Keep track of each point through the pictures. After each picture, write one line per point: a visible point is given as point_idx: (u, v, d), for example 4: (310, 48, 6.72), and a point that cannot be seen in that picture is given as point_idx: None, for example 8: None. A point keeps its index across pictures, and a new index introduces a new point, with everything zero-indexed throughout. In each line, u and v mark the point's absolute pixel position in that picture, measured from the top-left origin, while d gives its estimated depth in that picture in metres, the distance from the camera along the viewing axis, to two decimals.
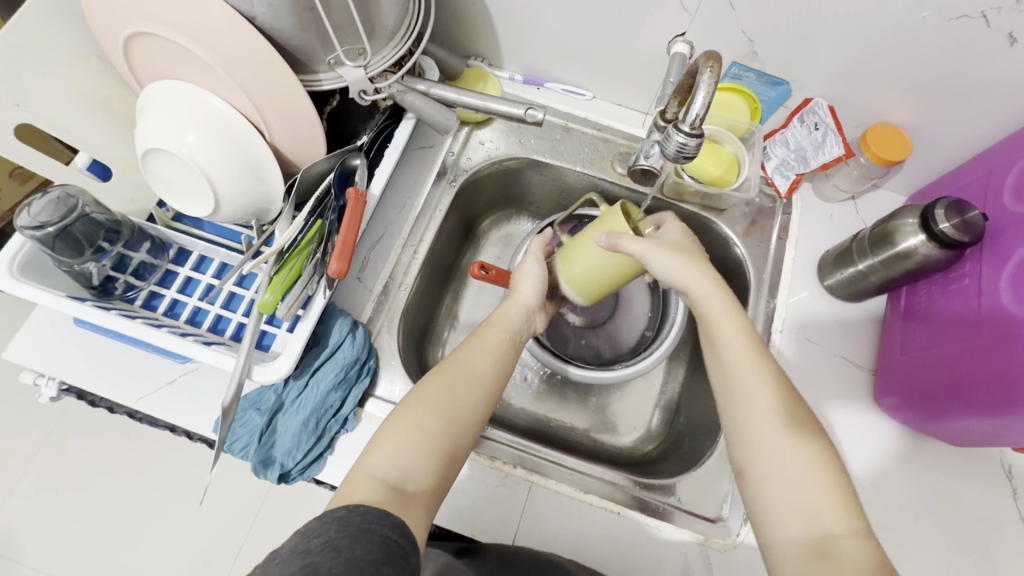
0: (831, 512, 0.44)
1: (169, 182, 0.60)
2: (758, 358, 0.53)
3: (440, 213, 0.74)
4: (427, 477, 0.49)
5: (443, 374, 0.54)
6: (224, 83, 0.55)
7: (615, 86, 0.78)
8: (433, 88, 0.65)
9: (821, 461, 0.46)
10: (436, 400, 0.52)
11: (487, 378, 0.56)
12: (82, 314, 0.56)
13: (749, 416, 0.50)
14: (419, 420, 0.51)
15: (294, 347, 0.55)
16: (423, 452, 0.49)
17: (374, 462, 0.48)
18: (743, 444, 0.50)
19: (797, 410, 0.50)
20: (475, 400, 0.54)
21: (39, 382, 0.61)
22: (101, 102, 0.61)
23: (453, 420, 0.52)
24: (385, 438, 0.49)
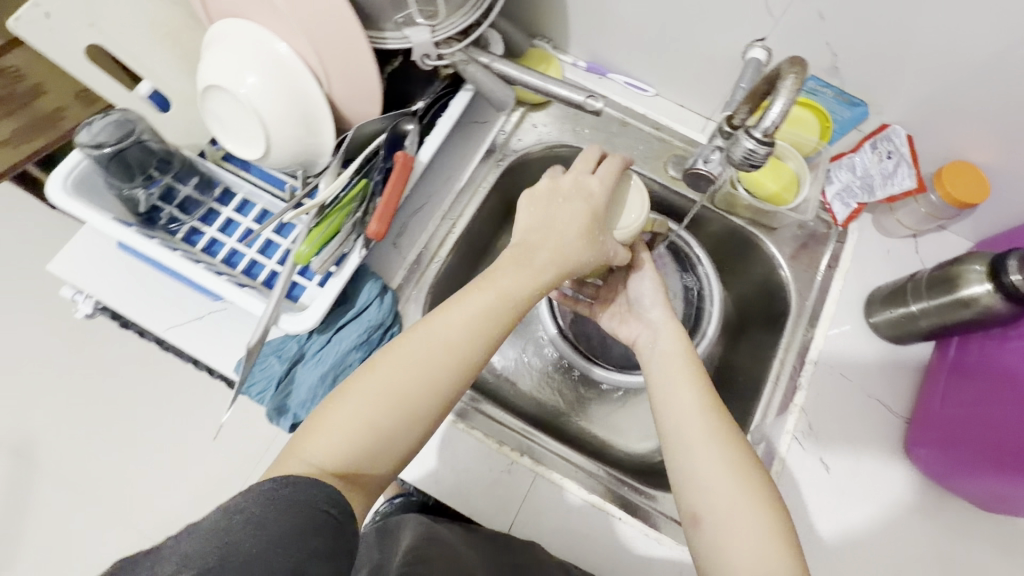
0: (783, 562, 0.44)
1: (222, 121, 0.60)
2: (711, 405, 0.53)
3: (482, 191, 0.73)
4: (375, 469, 0.46)
5: (407, 351, 0.49)
6: (290, 28, 0.55)
7: (681, 86, 0.75)
8: (495, 62, 0.64)
9: (772, 513, 0.46)
10: (391, 385, 0.47)
11: (466, 352, 0.50)
12: (125, 238, 0.57)
13: (709, 464, 0.49)
14: (371, 407, 0.47)
15: (323, 302, 0.56)
16: (372, 444, 0.46)
17: (312, 447, 0.45)
18: (693, 491, 0.49)
19: (750, 457, 0.50)
20: (447, 380, 0.49)
21: (77, 298, 0.67)
22: (171, 34, 0.61)
23: (413, 408, 0.48)
24: (327, 422, 0.46)
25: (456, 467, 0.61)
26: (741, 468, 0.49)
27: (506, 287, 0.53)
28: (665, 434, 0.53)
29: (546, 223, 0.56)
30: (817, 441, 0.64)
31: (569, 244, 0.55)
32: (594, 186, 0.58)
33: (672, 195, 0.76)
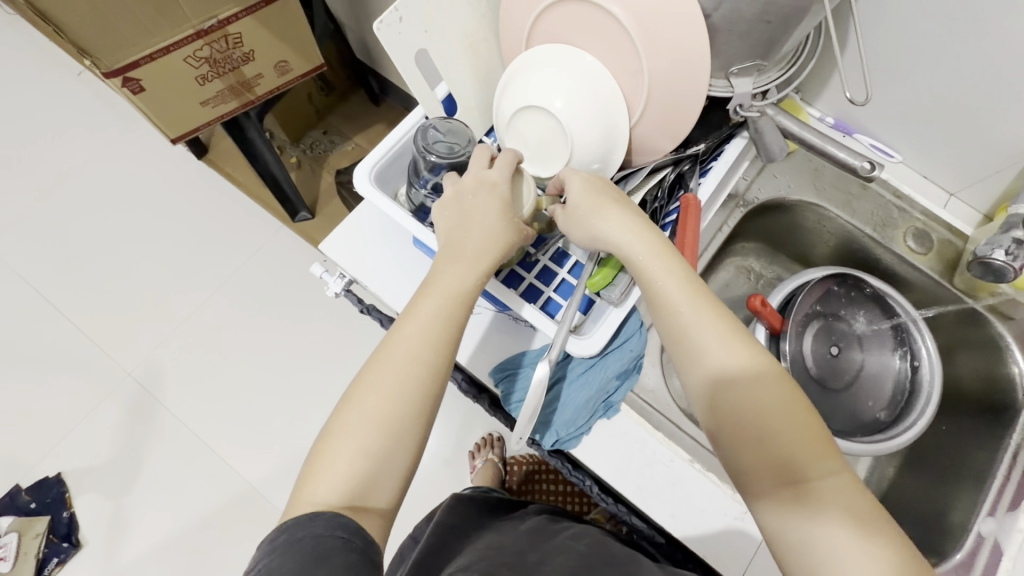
0: (812, 461, 0.44)
1: (525, 141, 0.62)
2: (705, 309, 0.49)
3: (724, 233, 0.76)
4: (379, 496, 0.49)
5: (379, 382, 0.51)
6: (626, 58, 0.57)
7: (934, 159, 0.74)
8: (779, 116, 0.64)
9: (793, 416, 0.45)
10: (372, 412, 0.50)
11: (432, 356, 0.52)
12: (424, 238, 0.60)
13: (722, 378, 0.47)
14: (357, 438, 0.49)
15: (608, 328, 0.58)
16: (371, 471, 0.49)
17: (314, 489, 0.48)
18: (710, 409, 0.48)
19: (760, 359, 0.47)
20: (421, 390, 0.51)
21: (329, 277, 0.71)
22: (478, 44, 0.65)
23: (396, 429, 0.50)
24: (327, 464, 0.49)
25: (690, 508, 0.61)
26: (777, 425, 0.45)
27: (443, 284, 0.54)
28: (676, 351, 0.49)
29: (463, 235, 0.55)
30: None
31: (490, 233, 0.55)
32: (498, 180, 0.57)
33: (901, 265, 0.77)
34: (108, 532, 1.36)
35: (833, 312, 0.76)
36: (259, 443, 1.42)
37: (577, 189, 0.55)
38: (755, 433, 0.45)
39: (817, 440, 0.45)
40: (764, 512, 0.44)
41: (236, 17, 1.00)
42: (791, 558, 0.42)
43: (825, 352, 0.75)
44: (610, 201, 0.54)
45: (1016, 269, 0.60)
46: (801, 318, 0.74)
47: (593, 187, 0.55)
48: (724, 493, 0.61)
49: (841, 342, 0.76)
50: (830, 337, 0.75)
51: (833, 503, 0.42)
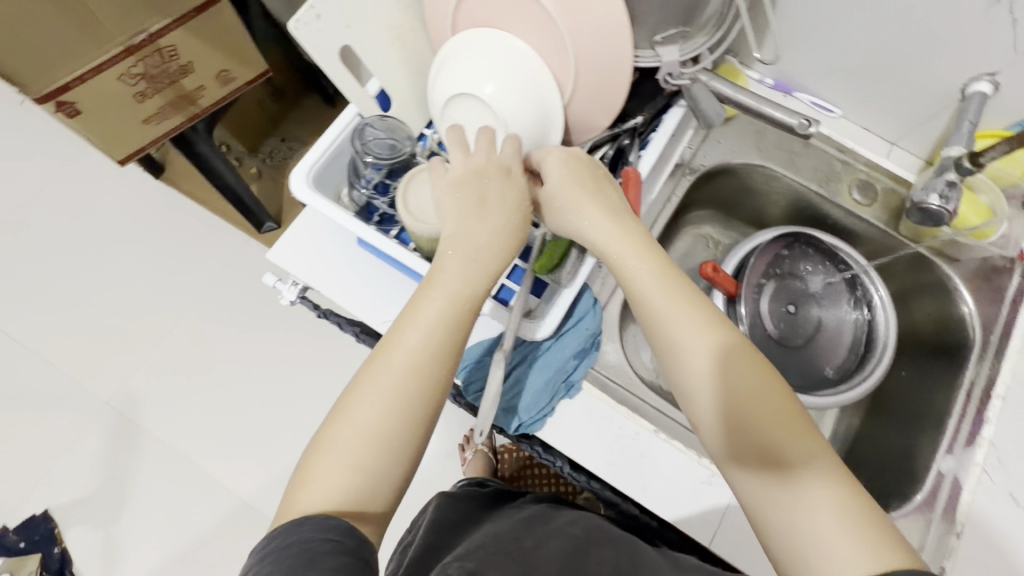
0: (795, 448, 0.44)
1: (461, 130, 0.61)
2: (684, 298, 0.49)
3: (673, 203, 0.75)
4: (373, 504, 0.46)
5: (372, 392, 0.47)
6: (551, 37, 0.56)
7: (872, 111, 0.75)
8: (714, 80, 0.62)
9: (774, 402, 0.45)
10: (369, 417, 0.47)
11: (432, 359, 0.49)
12: (368, 237, 0.59)
13: (703, 367, 0.47)
14: (349, 450, 0.46)
15: (560, 309, 0.59)
16: (367, 479, 0.46)
17: (302, 499, 0.45)
18: (694, 399, 0.48)
19: (740, 346, 0.48)
20: (419, 396, 0.48)
21: (282, 286, 0.70)
22: (405, 35, 0.63)
23: (394, 434, 0.47)
24: (320, 467, 0.46)
25: (660, 476, 0.62)
26: (756, 406, 0.45)
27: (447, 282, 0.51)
28: (658, 342, 0.50)
29: (476, 223, 0.52)
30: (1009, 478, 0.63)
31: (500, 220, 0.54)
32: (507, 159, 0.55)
33: (851, 218, 0.77)
34: (102, 565, 1.35)
35: (788, 271, 0.77)
36: (248, 458, 1.41)
37: (555, 172, 0.55)
38: (738, 419, 0.46)
39: (799, 426, 0.45)
40: (747, 498, 0.45)
41: (168, 29, 0.97)
42: (779, 544, 0.42)
43: (783, 312, 0.76)
44: (587, 189, 0.54)
45: (950, 212, 0.62)
46: (755, 281, 0.75)
47: (577, 170, 0.55)
48: (690, 459, 0.62)
49: (798, 301, 0.77)
50: (786, 296, 0.76)
51: (816, 482, 0.42)
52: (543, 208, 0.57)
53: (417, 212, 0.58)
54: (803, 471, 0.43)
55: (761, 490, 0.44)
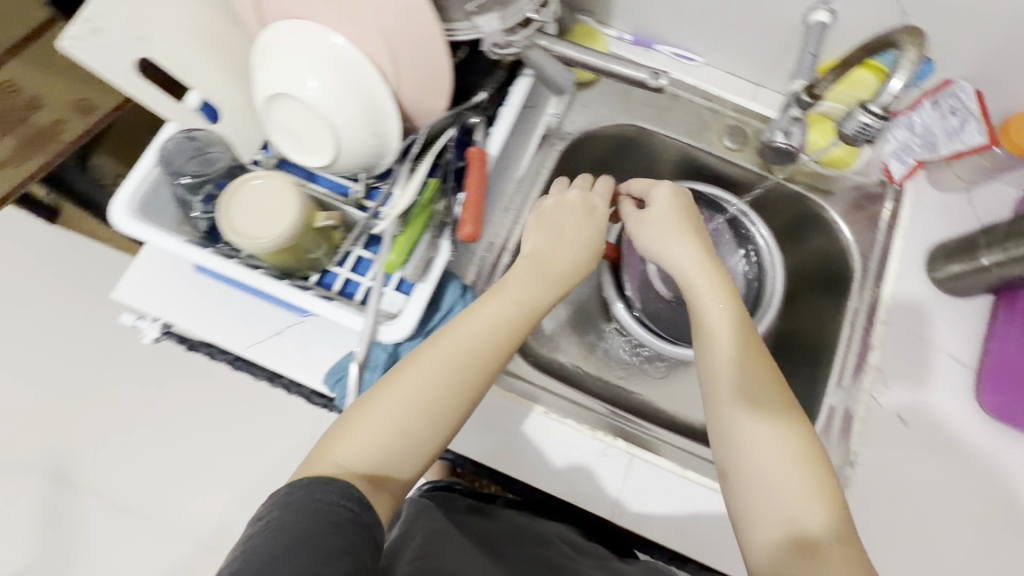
0: (818, 517, 0.47)
1: (290, 132, 0.57)
2: (750, 348, 0.55)
3: (543, 176, 0.72)
4: (402, 470, 0.51)
5: (427, 364, 0.53)
6: (359, 25, 0.52)
7: (731, 54, 0.74)
8: (555, 45, 0.61)
9: (802, 470, 0.49)
10: (420, 393, 0.51)
11: (487, 352, 0.54)
12: (202, 261, 0.55)
13: (757, 432, 0.51)
14: (390, 412, 0.51)
15: (416, 308, 0.55)
16: (397, 448, 0.50)
17: (340, 451, 0.49)
18: (728, 446, 0.52)
19: (786, 403, 0.52)
20: (471, 382, 0.53)
21: (141, 324, 0.65)
22: (214, 37, 0.58)
23: (432, 412, 0.52)
24: (356, 425, 0.50)
25: (556, 454, 0.62)
26: (761, 380, 0.53)
27: (516, 294, 0.57)
28: (710, 383, 0.54)
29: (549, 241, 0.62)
30: (894, 398, 0.66)
31: (574, 249, 0.62)
32: (596, 201, 0.65)
33: (727, 166, 0.76)
34: None
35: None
36: None
37: (663, 201, 0.64)
38: (763, 481, 0.49)
39: (829, 500, 0.48)
40: (741, 440, 0.51)
41: None
42: None
43: (670, 268, 0.76)
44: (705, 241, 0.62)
45: (797, 148, 0.61)
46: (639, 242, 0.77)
47: (685, 206, 0.63)
48: (582, 433, 0.62)
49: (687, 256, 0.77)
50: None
51: (802, 445, 0.50)
52: (557, 207, 0.65)
53: (245, 211, 0.51)
54: (795, 436, 0.50)
55: (750, 442, 0.51)
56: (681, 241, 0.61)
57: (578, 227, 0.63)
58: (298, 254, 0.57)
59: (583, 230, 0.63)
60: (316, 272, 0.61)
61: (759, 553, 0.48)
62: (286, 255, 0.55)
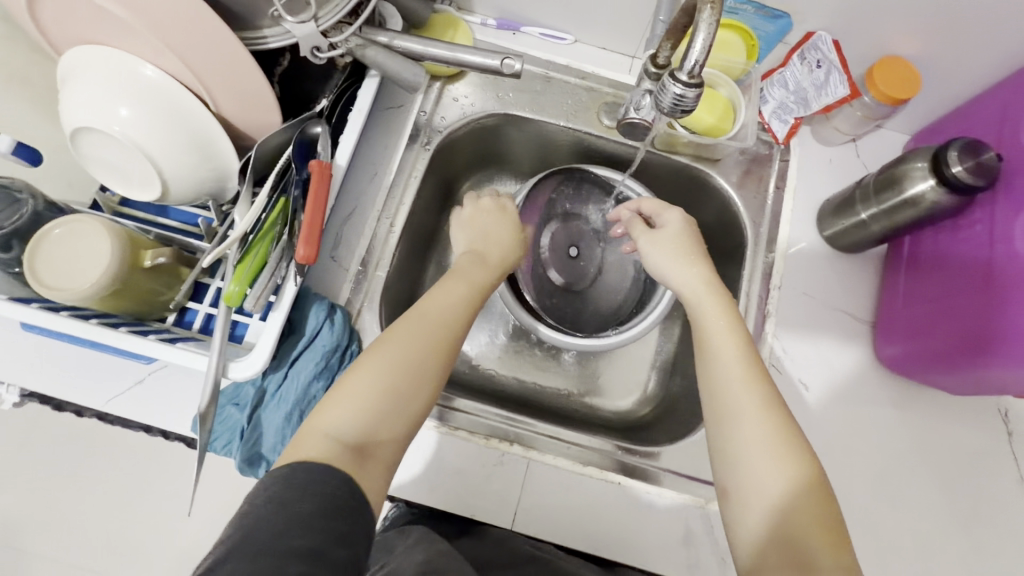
0: (821, 545, 0.42)
1: (112, 165, 0.53)
2: (754, 376, 0.49)
3: (415, 180, 0.68)
4: (392, 431, 0.46)
5: (402, 333, 0.49)
6: (152, 46, 0.47)
7: (598, 28, 0.70)
8: (396, 40, 0.58)
9: (808, 490, 0.44)
10: (400, 358, 0.48)
11: (456, 326, 0.52)
12: (27, 319, 0.49)
13: (752, 431, 0.46)
14: (377, 375, 0.46)
15: (268, 339, 0.52)
16: (388, 411, 0.46)
17: (332, 420, 0.44)
18: (730, 460, 0.47)
19: (790, 424, 0.47)
20: (437, 356, 0.50)
21: None
22: (19, 73, 0.54)
23: (414, 377, 0.48)
24: (346, 391, 0.46)
25: (450, 471, 0.60)
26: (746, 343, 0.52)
27: (474, 279, 0.57)
28: (710, 394, 0.50)
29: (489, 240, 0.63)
30: (796, 364, 0.65)
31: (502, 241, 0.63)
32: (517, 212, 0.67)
33: (611, 145, 0.73)
34: None
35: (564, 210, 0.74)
36: None
37: (675, 227, 0.61)
38: (765, 500, 0.44)
39: (831, 530, 0.43)
40: (733, 414, 0.48)
41: None
42: None
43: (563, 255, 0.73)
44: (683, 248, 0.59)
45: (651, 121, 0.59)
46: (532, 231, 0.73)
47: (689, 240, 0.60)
48: (513, 455, 0.61)
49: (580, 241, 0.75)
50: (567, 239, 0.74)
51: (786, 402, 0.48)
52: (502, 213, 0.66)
53: (56, 261, 0.48)
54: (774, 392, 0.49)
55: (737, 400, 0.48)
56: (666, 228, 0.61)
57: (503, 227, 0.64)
58: (147, 297, 0.53)
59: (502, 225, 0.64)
60: (173, 311, 0.57)
61: (748, 524, 0.45)
62: (129, 300, 0.52)
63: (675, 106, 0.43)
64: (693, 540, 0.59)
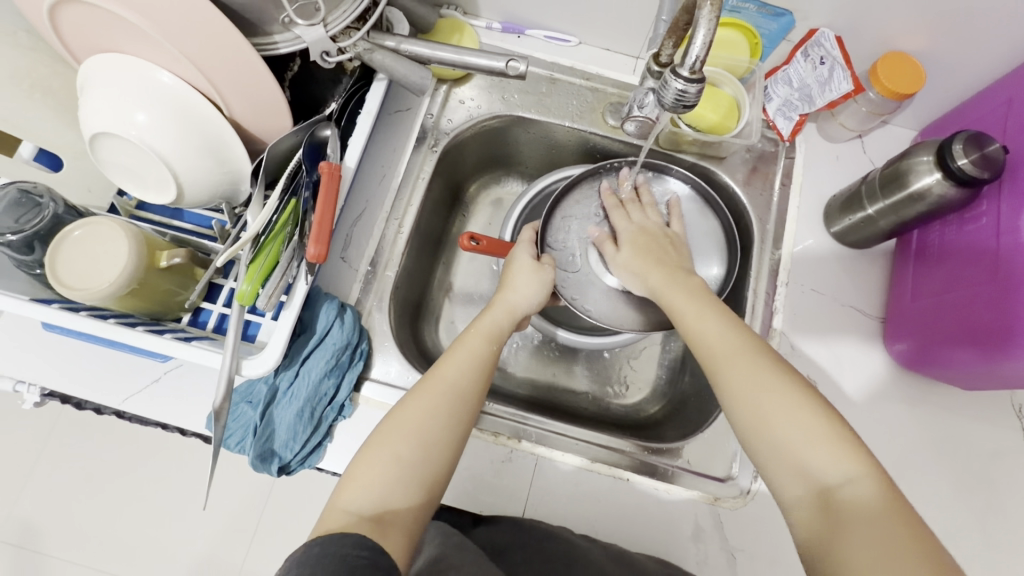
0: (838, 468, 0.42)
1: (128, 169, 0.54)
2: (757, 350, 0.49)
3: (423, 181, 0.69)
4: (405, 496, 0.47)
5: (416, 407, 0.50)
6: (168, 53, 0.49)
7: (602, 30, 0.71)
8: (403, 44, 0.59)
9: (823, 433, 0.43)
10: (410, 431, 0.49)
11: (470, 389, 0.52)
12: (49, 319, 0.50)
13: (773, 405, 0.45)
14: (393, 445, 0.48)
15: (279, 337, 0.53)
16: (402, 481, 0.47)
17: (350, 497, 0.46)
18: (741, 412, 0.47)
19: (808, 394, 0.45)
20: (467, 418, 0.51)
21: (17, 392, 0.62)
22: (38, 85, 0.55)
23: (432, 439, 0.49)
24: (358, 472, 0.47)
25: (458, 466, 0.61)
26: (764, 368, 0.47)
27: (487, 331, 0.57)
28: (709, 357, 0.50)
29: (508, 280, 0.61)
30: (804, 361, 0.64)
31: (523, 289, 0.60)
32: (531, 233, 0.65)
33: (617, 145, 0.74)
34: None
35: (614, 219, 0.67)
36: None
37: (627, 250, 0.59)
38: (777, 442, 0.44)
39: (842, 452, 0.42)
40: (741, 398, 0.47)
41: None
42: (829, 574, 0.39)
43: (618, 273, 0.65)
44: (654, 263, 0.58)
45: (654, 118, 0.61)
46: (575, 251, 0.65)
47: (650, 241, 0.60)
48: (537, 457, 0.61)
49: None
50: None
51: (819, 420, 0.44)
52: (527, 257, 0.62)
53: (72, 262, 0.50)
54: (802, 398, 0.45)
55: (769, 433, 0.45)
56: (628, 250, 0.59)
57: (524, 274, 0.61)
58: (162, 298, 0.55)
59: (535, 279, 0.60)
60: (188, 311, 0.58)
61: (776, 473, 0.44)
62: (148, 300, 0.54)
63: (678, 101, 0.43)
64: (704, 536, 0.59)
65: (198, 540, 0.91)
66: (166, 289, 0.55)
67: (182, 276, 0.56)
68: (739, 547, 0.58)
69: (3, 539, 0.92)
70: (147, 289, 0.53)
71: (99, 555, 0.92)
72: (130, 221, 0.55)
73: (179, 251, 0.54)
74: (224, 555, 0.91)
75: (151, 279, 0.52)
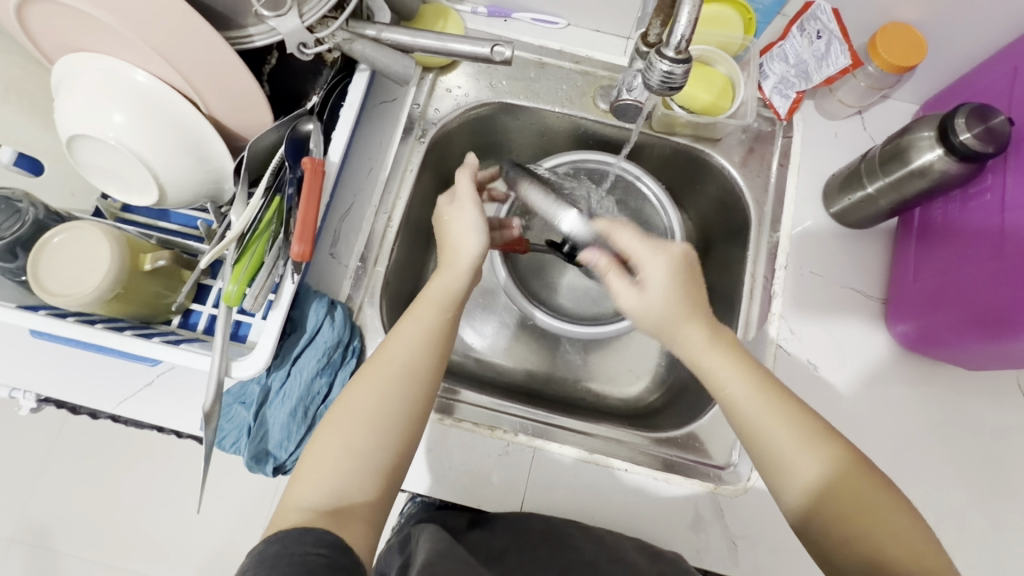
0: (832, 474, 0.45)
1: (108, 171, 0.54)
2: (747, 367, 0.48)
3: (412, 173, 0.68)
4: (361, 489, 0.46)
5: (365, 389, 0.49)
6: (139, 50, 0.48)
7: (590, 11, 0.69)
8: (384, 32, 0.57)
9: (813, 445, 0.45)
10: (361, 416, 0.48)
11: (419, 366, 0.51)
12: (37, 325, 0.50)
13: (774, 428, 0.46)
14: (344, 433, 0.48)
15: (268, 338, 0.52)
16: (353, 471, 0.47)
17: (301, 494, 0.45)
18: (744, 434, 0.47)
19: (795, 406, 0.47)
20: (419, 396, 0.50)
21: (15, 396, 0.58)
22: (14, 87, 0.54)
23: (384, 424, 0.48)
24: (310, 463, 0.47)
25: (455, 462, 0.60)
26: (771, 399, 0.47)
27: (434, 300, 0.54)
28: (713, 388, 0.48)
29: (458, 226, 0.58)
30: (802, 344, 0.63)
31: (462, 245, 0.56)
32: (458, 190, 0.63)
33: (609, 130, 0.72)
34: None
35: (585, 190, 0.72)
36: None
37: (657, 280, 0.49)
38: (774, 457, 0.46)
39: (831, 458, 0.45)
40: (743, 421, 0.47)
41: None
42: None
43: None
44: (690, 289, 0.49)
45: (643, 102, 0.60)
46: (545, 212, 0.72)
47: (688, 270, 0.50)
48: (535, 451, 0.61)
49: None
50: None
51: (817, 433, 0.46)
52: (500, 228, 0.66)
53: (55, 268, 0.49)
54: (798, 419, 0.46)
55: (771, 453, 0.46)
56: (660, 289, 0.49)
57: (461, 226, 0.58)
58: (151, 301, 0.54)
59: (468, 223, 0.57)
60: (178, 314, 0.58)
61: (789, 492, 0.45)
62: (134, 305, 0.53)
63: (664, 83, 0.41)
64: (704, 525, 0.58)
65: (204, 539, 0.92)
66: (155, 293, 0.54)
67: (168, 282, 0.55)
68: (741, 534, 0.58)
69: (15, 539, 0.93)
70: (135, 295, 0.52)
71: (106, 557, 0.93)
72: (115, 226, 0.54)
73: (166, 255, 0.53)
74: (233, 550, 0.92)
75: (138, 283, 0.52)
